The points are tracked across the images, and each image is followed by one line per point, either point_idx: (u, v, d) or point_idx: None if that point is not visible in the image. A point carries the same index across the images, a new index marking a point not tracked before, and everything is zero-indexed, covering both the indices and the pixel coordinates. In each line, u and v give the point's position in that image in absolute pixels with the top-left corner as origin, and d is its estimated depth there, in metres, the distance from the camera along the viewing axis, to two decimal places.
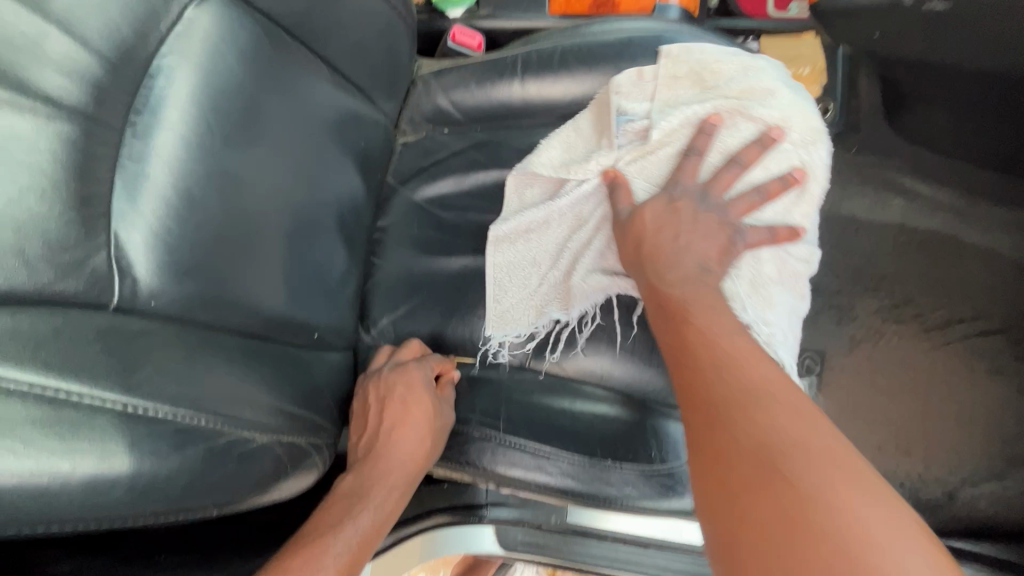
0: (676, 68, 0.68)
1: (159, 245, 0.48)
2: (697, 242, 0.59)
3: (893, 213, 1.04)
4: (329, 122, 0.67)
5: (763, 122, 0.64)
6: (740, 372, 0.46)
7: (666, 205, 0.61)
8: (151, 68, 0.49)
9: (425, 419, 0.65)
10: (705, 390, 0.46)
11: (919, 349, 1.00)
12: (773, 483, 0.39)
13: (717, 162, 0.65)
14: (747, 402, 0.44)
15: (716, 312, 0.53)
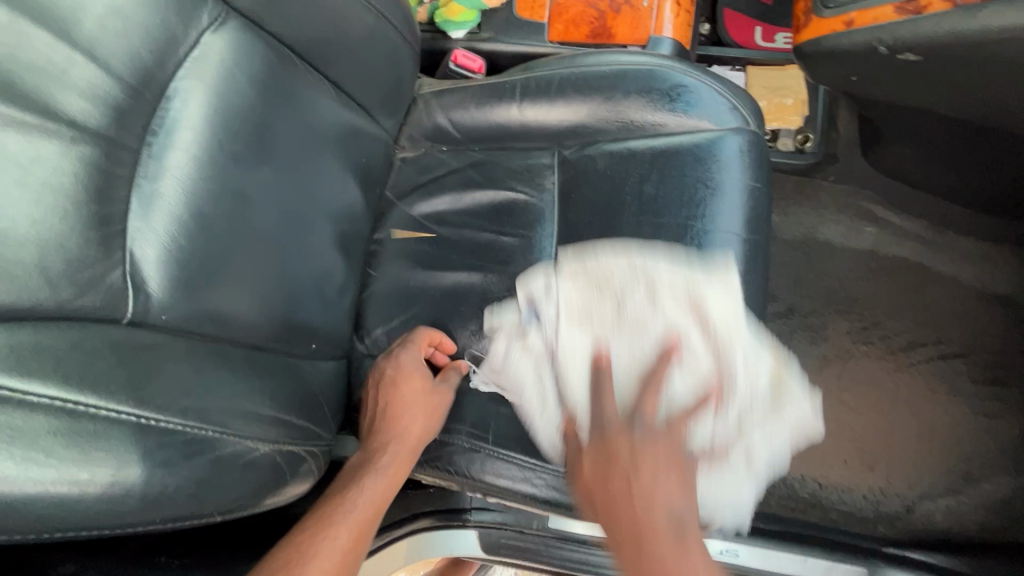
0: (586, 305, 0.71)
1: (170, 261, 0.50)
2: (668, 488, 0.59)
3: (866, 240, 1.10)
4: (333, 141, 0.69)
5: (668, 335, 0.68)
6: (652, 482, 0.59)
7: (599, 445, 0.62)
8: (167, 91, 0.51)
9: (423, 395, 0.71)
10: (641, 515, 0.57)
11: (885, 371, 1.06)
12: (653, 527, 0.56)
13: (666, 307, 0.70)
14: (655, 543, 0.55)
15: (665, 479, 0.59)
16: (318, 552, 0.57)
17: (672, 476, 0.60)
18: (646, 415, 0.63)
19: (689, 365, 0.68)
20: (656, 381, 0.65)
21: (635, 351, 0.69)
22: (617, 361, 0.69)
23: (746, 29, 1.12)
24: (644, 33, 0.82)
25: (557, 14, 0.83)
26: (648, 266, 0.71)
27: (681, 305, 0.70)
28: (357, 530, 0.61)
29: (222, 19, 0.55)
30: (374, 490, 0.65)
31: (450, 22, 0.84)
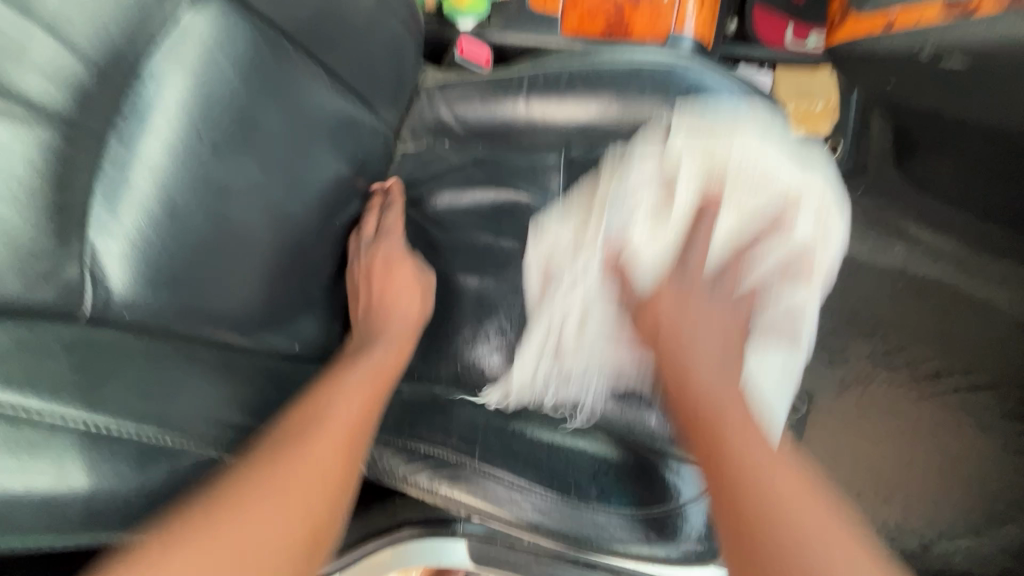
0: (662, 179, 0.62)
1: (135, 255, 0.47)
2: (710, 322, 0.60)
3: (894, 258, 1.03)
4: (328, 131, 0.65)
5: (769, 214, 0.61)
6: (754, 454, 0.50)
7: (677, 279, 0.61)
8: (141, 72, 0.47)
9: (407, 284, 0.76)
10: (750, 501, 0.47)
11: (907, 398, 0.99)
12: (757, 501, 0.47)
13: (726, 248, 0.62)
14: (756, 501, 0.47)
15: (714, 317, 0.60)
16: (280, 477, 0.48)
17: (777, 453, 0.50)
18: (696, 265, 0.61)
19: (759, 191, 0.61)
20: (703, 231, 0.61)
21: (683, 210, 0.62)
22: (710, 259, 0.62)
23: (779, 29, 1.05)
24: (664, 28, 0.76)
25: (572, 6, 0.78)
26: (706, 140, 0.60)
27: (753, 177, 0.60)
28: (321, 473, 0.51)
29: None
30: (342, 430, 0.56)
31: (458, 11, 0.80)
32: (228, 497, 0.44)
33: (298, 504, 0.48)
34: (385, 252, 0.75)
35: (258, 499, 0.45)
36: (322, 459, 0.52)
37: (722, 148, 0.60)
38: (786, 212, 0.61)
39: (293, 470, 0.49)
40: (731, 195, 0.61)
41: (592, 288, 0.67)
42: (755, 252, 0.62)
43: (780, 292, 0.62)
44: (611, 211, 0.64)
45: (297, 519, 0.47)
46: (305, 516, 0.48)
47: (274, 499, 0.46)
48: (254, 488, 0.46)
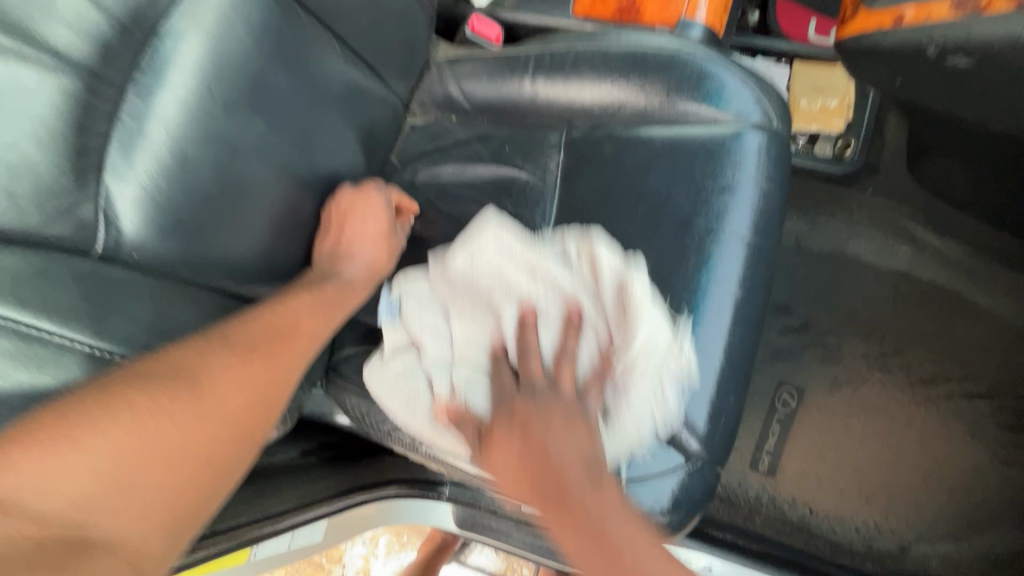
0: (504, 259, 0.67)
1: (146, 200, 0.50)
2: (559, 432, 0.53)
3: (899, 261, 1.02)
4: (338, 98, 0.68)
5: (596, 344, 0.63)
6: (573, 480, 0.50)
7: (515, 380, 0.58)
8: (163, 32, 0.51)
9: (376, 224, 0.70)
10: (572, 514, 0.48)
11: (899, 401, 0.99)
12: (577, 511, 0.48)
13: (553, 338, 0.63)
14: (596, 536, 0.47)
15: (566, 433, 0.53)
16: (207, 379, 0.46)
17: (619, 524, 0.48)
18: (535, 375, 0.58)
19: (586, 346, 0.63)
20: (532, 333, 0.60)
21: (541, 291, 0.65)
22: (545, 352, 0.62)
23: (800, 21, 1.03)
24: (674, 13, 0.77)
25: None
26: (542, 252, 0.67)
27: (590, 299, 0.64)
28: (196, 415, 0.44)
29: None
30: (250, 375, 0.49)
31: None
32: (71, 430, 0.39)
33: (172, 448, 0.42)
34: (357, 206, 0.69)
35: (112, 431, 0.40)
36: (204, 399, 0.45)
37: (533, 267, 0.66)
38: (589, 256, 0.66)
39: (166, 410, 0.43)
40: (557, 281, 0.65)
41: (467, 329, 0.65)
42: (568, 344, 0.60)
43: (628, 388, 0.62)
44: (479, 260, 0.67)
45: (159, 467, 0.41)
46: (183, 460, 0.42)
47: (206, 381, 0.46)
48: (106, 428, 0.40)
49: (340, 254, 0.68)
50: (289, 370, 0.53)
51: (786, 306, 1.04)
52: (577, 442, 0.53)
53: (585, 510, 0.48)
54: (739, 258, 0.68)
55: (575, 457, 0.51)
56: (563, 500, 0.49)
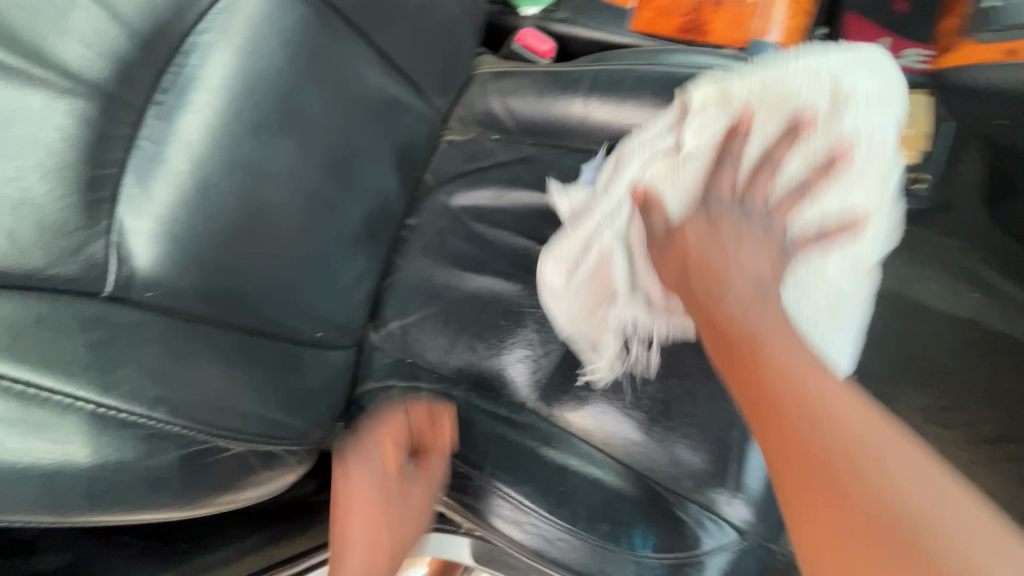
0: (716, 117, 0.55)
1: (162, 234, 0.45)
2: (726, 249, 0.52)
3: (966, 307, 0.94)
4: (375, 116, 0.62)
5: (830, 139, 0.52)
6: (820, 390, 0.38)
7: (706, 217, 0.56)
8: (187, 46, 0.46)
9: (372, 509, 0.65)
10: (751, 378, 0.41)
11: (959, 461, 0.91)
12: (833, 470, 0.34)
13: (759, 172, 0.55)
14: (802, 442, 0.36)
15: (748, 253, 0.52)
16: None
17: (891, 441, 0.34)
18: (728, 174, 0.55)
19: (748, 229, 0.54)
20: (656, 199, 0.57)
21: (698, 156, 0.56)
22: (660, 223, 0.58)
23: (870, 37, 0.99)
24: (744, 33, 0.70)
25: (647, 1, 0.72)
26: (780, 102, 0.53)
27: (818, 149, 0.53)
28: None
29: None
30: None
31: None
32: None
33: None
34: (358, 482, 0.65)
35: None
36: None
37: (770, 83, 0.53)
38: (810, 103, 0.52)
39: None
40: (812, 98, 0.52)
41: (664, 128, 0.60)
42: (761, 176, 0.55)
43: (858, 231, 0.54)
44: (650, 151, 0.60)
45: None
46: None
47: None
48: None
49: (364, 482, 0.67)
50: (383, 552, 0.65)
51: None
52: (820, 378, 0.39)
53: (803, 452, 0.35)
54: None
55: (782, 337, 0.43)
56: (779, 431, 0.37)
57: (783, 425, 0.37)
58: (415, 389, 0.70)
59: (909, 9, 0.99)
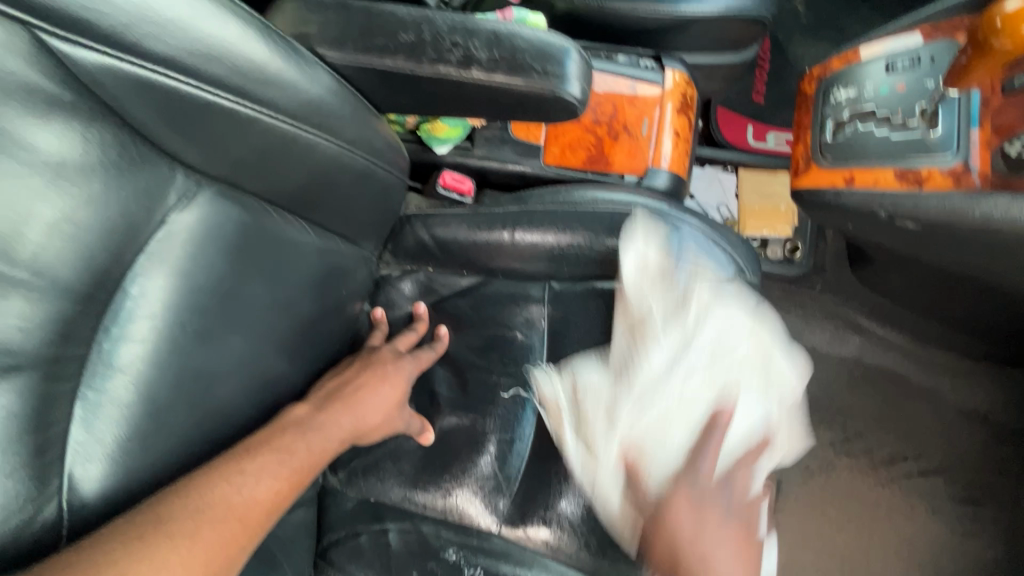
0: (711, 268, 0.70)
1: (116, 469, 0.45)
2: (721, 541, 0.54)
3: (850, 349, 1.09)
4: (315, 280, 0.64)
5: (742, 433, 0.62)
6: (684, 533, 0.55)
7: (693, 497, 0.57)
8: (124, 281, 0.46)
9: (376, 390, 0.66)
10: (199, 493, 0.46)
11: (866, 484, 1.05)
12: (200, 540, 0.43)
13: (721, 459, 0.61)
14: (203, 522, 0.44)
15: (709, 519, 0.56)
16: (141, 558, 0.40)
17: (204, 482, 0.47)
18: (706, 473, 0.58)
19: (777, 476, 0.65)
20: (717, 435, 0.60)
21: (671, 414, 0.62)
22: (738, 429, 0.62)
23: (739, 129, 1.14)
24: (641, 162, 0.79)
25: (554, 137, 0.79)
26: (688, 419, 0.62)
27: (623, 346, 0.68)
28: (206, 532, 0.44)
29: (195, 192, 0.49)
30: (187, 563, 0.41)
31: (434, 137, 0.78)
32: None
33: None
34: (310, 434, 0.58)
35: (160, 551, 0.41)
36: (189, 527, 0.43)
37: (640, 401, 0.64)
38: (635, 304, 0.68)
39: (181, 521, 0.43)
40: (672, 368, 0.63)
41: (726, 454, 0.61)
42: (756, 462, 0.62)
43: (674, 341, 0.65)
44: (686, 379, 0.63)
45: None
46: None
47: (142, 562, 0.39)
48: (129, 563, 0.39)
49: (339, 395, 0.64)
50: (297, 476, 0.54)
51: None
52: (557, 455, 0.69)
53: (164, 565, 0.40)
54: None
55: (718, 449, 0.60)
56: (207, 521, 0.45)
57: (185, 515, 0.44)
58: (383, 529, 0.71)
59: (764, 101, 1.17)
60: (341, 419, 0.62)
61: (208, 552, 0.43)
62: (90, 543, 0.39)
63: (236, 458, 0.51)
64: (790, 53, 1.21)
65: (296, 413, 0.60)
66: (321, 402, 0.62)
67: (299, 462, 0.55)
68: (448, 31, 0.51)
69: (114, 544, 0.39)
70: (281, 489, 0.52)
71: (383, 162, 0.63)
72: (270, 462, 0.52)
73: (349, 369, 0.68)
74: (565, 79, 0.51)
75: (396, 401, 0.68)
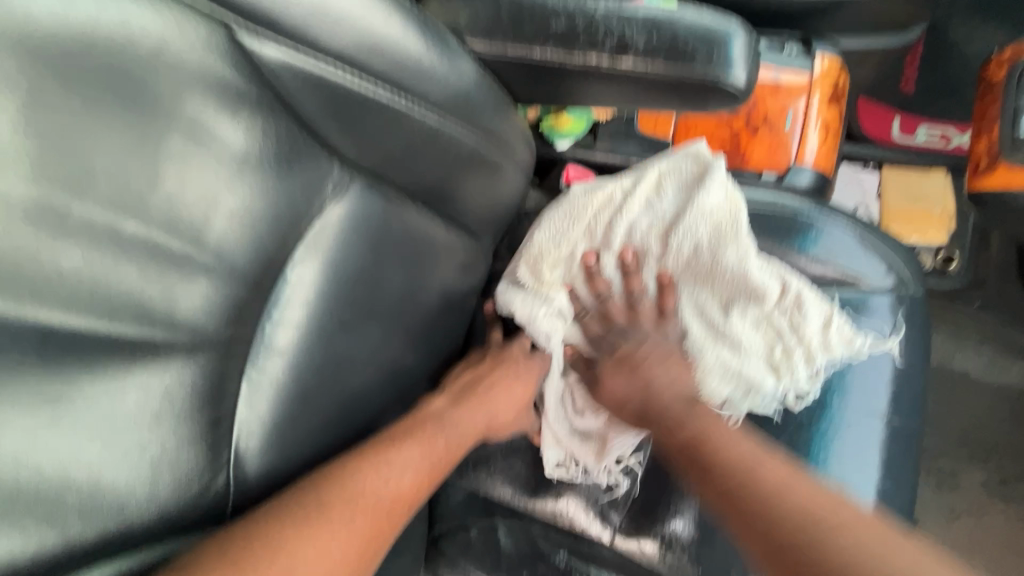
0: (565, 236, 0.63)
1: (270, 446, 0.48)
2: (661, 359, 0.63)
3: (1011, 377, 0.95)
4: (444, 271, 0.64)
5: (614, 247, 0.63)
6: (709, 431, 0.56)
7: (613, 360, 0.65)
8: (283, 268, 0.48)
9: (508, 390, 0.65)
10: (346, 483, 0.50)
11: (1023, 532, 0.90)
12: (344, 531, 0.48)
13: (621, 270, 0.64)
14: (349, 513, 0.49)
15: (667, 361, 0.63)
16: (295, 543, 0.45)
17: (351, 471, 0.51)
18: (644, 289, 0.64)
19: (769, 335, 0.63)
20: (629, 254, 0.63)
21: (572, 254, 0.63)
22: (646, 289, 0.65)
23: (882, 123, 1.02)
24: (782, 159, 0.72)
25: (685, 131, 0.75)
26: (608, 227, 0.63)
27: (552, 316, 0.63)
28: (350, 525, 0.48)
29: (347, 183, 0.50)
30: (334, 548, 0.47)
31: (555, 131, 0.76)
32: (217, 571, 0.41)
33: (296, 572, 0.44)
34: (443, 430, 0.59)
35: (318, 538, 0.46)
36: (341, 517, 0.48)
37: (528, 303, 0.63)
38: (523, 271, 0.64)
39: (330, 510, 0.48)
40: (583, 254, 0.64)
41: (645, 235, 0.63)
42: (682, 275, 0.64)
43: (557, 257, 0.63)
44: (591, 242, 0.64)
45: None
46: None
47: (298, 548, 0.45)
48: (287, 549, 0.44)
49: (474, 391, 0.63)
50: (435, 473, 0.57)
51: None
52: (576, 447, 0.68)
53: (314, 552, 0.45)
54: (875, 441, 0.62)
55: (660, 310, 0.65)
56: (354, 511, 0.49)
57: (333, 507, 0.48)
58: (493, 527, 0.70)
59: (913, 92, 1.04)
60: (470, 417, 0.62)
61: (357, 546, 0.48)
62: (260, 521, 0.45)
63: (380, 444, 0.55)
64: (948, 35, 1.06)
65: (430, 405, 0.61)
66: (454, 397, 0.63)
67: (437, 457, 0.57)
68: (603, 18, 0.48)
69: (277, 530, 0.45)
70: (420, 482, 0.55)
71: (518, 158, 0.61)
72: (412, 454, 0.55)
73: (480, 365, 0.67)
74: (729, 65, 0.47)
75: (523, 401, 0.66)
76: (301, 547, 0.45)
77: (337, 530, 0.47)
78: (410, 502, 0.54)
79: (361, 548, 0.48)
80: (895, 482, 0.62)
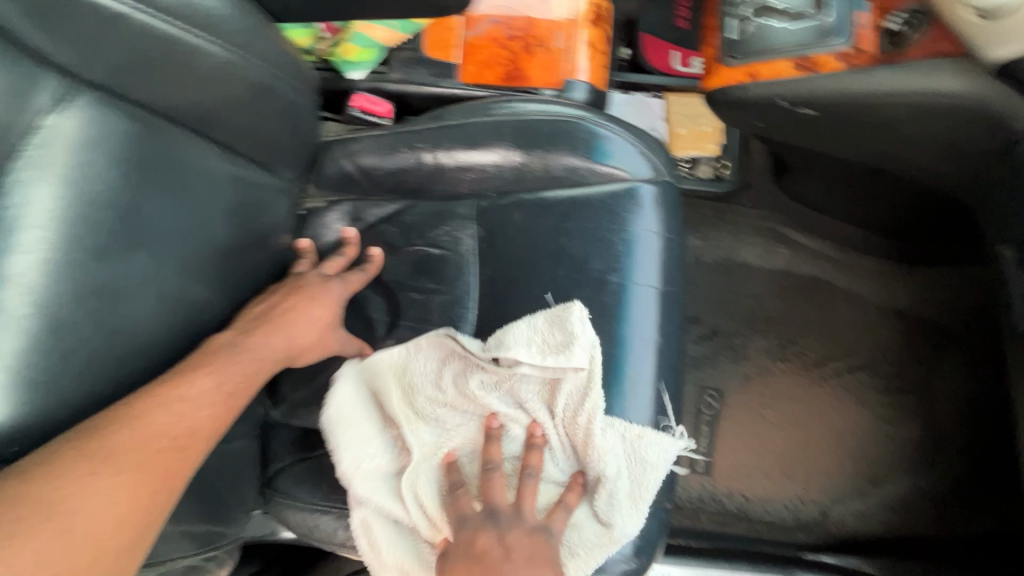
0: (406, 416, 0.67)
1: (20, 384, 0.44)
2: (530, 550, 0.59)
3: (780, 261, 1.14)
4: (228, 202, 0.62)
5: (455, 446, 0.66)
6: None
7: (469, 553, 0.59)
8: (5, 189, 0.45)
9: (305, 314, 0.67)
10: (130, 421, 0.47)
11: (801, 385, 1.09)
12: (138, 468, 0.45)
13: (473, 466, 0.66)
14: (140, 449, 0.46)
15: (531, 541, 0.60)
16: (71, 489, 0.41)
17: (136, 411, 0.48)
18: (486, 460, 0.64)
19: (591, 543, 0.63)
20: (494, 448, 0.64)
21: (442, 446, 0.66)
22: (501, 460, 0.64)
23: None
24: (557, 76, 0.79)
25: (469, 55, 0.79)
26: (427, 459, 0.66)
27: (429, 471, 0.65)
28: (141, 463, 0.46)
29: (70, 96, 0.48)
30: (123, 487, 0.44)
31: (346, 62, 0.78)
32: None
33: (76, 523, 0.41)
34: (239, 359, 0.59)
35: (100, 486, 0.43)
36: (130, 459, 0.45)
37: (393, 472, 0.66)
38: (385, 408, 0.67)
39: (112, 448, 0.45)
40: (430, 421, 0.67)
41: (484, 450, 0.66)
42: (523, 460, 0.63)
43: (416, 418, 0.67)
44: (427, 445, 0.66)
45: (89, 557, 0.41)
46: (97, 546, 0.41)
47: (75, 494, 0.42)
48: (63, 498, 0.41)
49: (271, 318, 0.65)
50: (234, 402, 0.56)
51: (694, 317, 1.13)
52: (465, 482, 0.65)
53: (99, 499, 0.42)
54: (652, 309, 0.71)
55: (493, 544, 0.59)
56: (143, 446, 0.46)
57: (117, 449, 0.45)
58: (328, 454, 0.72)
59: None
60: (263, 346, 0.62)
61: (152, 481, 0.46)
62: (24, 470, 0.41)
63: (167, 379, 0.52)
64: None
65: (223, 339, 0.60)
66: (246, 327, 0.63)
67: (235, 383, 0.57)
68: None
69: (47, 479, 0.41)
70: (218, 411, 0.54)
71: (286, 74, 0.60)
72: (207, 384, 0.54)
73: (275, 296, 0.68)
74: None
75: (328, 322, 0.70)
76: (80, 495, 0.42)
77: (124, 470, 0.45)
78: (209, 432, 0.52)
79: (157, 482, 0.46)
80: (666, 342, 0.71)
